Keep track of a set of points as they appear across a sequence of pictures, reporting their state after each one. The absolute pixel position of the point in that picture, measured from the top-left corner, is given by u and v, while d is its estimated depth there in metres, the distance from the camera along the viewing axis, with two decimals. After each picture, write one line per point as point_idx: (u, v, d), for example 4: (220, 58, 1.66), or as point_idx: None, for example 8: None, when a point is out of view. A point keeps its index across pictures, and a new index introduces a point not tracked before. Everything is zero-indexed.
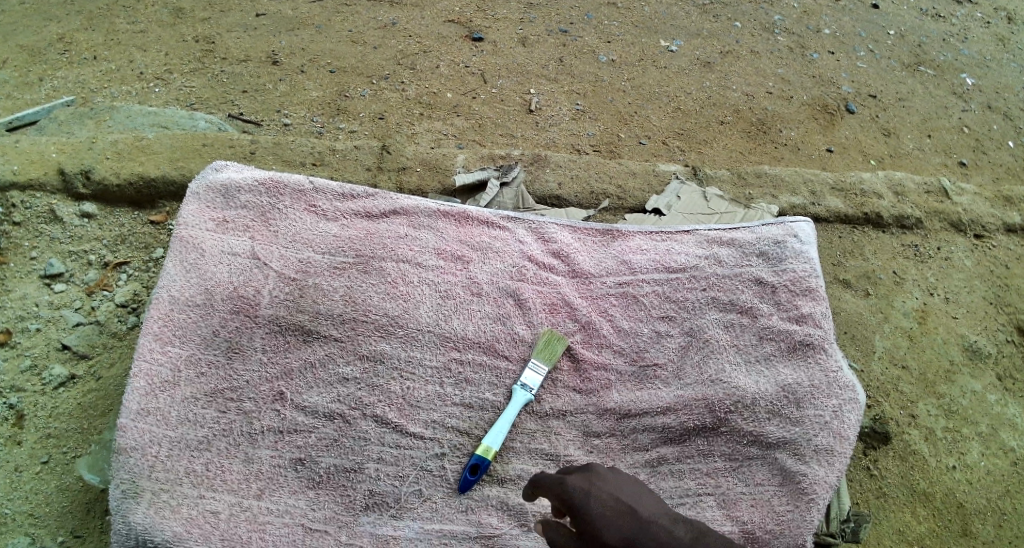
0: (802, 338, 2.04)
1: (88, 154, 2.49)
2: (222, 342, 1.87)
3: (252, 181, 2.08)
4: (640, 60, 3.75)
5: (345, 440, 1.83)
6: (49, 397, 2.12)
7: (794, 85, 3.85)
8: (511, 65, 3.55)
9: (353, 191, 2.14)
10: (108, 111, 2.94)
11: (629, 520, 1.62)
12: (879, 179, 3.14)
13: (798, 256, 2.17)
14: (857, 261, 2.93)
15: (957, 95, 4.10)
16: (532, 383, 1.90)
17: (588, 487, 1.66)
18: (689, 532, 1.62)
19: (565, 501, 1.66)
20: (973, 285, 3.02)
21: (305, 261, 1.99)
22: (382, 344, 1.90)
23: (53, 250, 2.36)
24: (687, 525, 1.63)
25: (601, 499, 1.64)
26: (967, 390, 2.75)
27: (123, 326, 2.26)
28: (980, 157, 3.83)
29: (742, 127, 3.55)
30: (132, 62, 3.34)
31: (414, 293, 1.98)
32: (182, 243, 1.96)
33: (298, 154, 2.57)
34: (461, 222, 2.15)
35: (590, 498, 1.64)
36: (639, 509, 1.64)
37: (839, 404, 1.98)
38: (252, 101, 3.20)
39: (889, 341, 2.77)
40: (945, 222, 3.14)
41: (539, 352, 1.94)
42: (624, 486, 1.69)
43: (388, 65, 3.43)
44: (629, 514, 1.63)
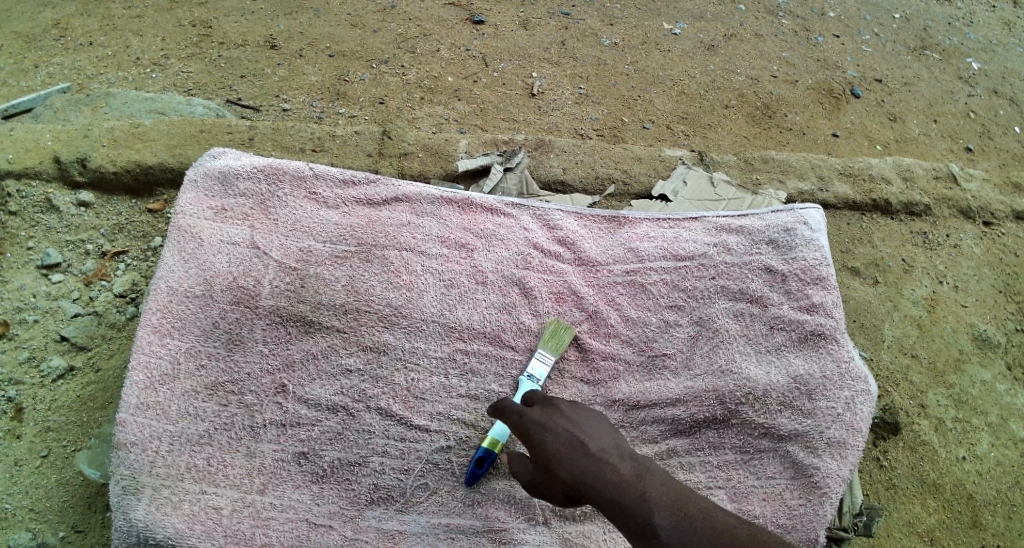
0: (813, 328, 2.01)
1: (84, 141, 2.43)
2: (222, 334, 1.83)
3: (251, 168, 2.03)
4: (644, 43, 3.69)
5: (348, 433, 1.80)
6: (48, 390, 2.09)
7: (800, 69, 3.79)
8: (513, 49, 3.49)
9: (354, 177, 2.09)
10: (104, 97, 2.88)
11: (579, 455, 1.62)
12: (887, 164, 3.09)
13: (809, 243, 2.13)
14: (865, 249, 2.88)
15: (962, 80, 4.05)
16: (538, 372, 1.87)
17: (545, 420, 1.67)
18: (634, 470, 1.61)
19: (522, 432, 1.67)
20: (982, 273, 2.99)
21: (306, 250, 1.94)
22: (385, 335, 1.86)
23: (49, 240, 2.32)
24: (633, 464, 1.61)
25: (557, 432, 1.65)
26: (977, 379, 2.72)
27: (122, 317, 2.23)
28: (987, 143, 3.78)
29: (747, 112, 3.50)
30: (129, 48, 3.28)
31: (418, 282, 1.93)
32: (180, 232, 1.91)
33: (297, 140, 2.52)
34: (464, 209, 2.10)
35: (545, 431, 1.66)
36: (591, 445, 1.63)
37: (851, 396, 1.95)
38: (250, 86, 3.15)
39: (899, 329, 2.73)
40: (954, 209, 3.10)
41: (545, 341, 1.90)
42: (584, 421, 1.69)
43: (388, 49, 3.37)
44: (580, 450, 1.63)
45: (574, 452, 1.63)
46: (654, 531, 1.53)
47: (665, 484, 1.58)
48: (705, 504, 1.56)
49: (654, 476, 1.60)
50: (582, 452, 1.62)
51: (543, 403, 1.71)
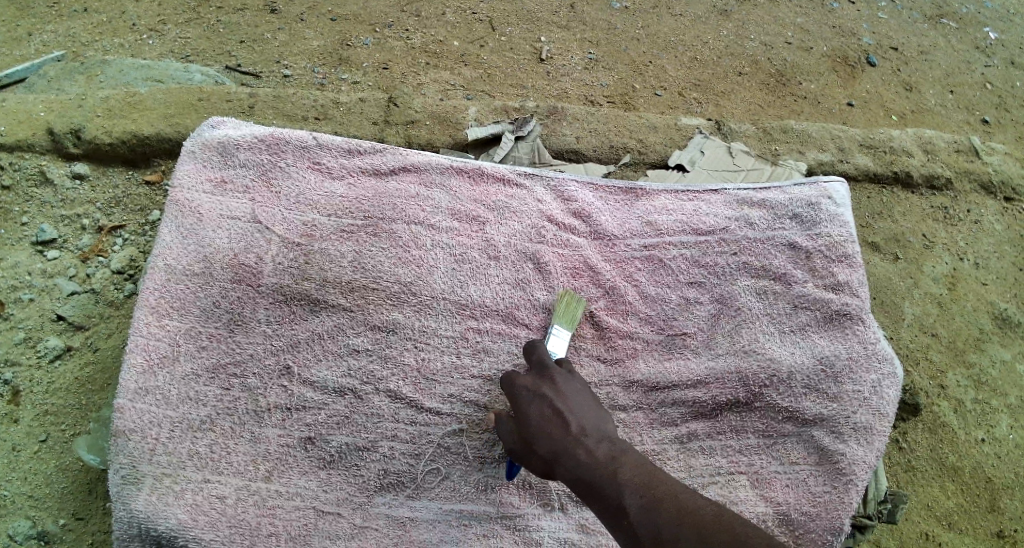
0: (839, 307, 1.93)
1: (78, 111, 2.34)
2: (223, 314, 1.75)
3: (251, 138, 1.94)
4: (656, 7, 3.56)
5: (356, 417, 1.73)
6: (45, 372, 2.02)
7: (815, 36, 3.67)
8: (521, 13, 3.37)
9: (360, 146, 1.99)
10: (99, 65, 2.78)
11: (559, 431, 1.58)
12: (908, 135, 2.98)
13: (834, 218, 2.04)
14: (885, 223, 2.79)
15: (980, 50, 3.93)
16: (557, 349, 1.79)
17: (535, 392, 1.64)
18: (611, 454, 1.55)
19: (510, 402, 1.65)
20: (1003, 250, 2.91)
21: (310, 224, 1.86)
22: (394, 313, 1.79)
23: (44, 215, 2.23)
24: (610, 447, 1.56)
25: (542, 406, 1.62)
26: (997, 359, 2.65)
27: (120, 294, 2.15)
28: (1004, 115, 3.68)
29: (761, 79, 3.40)
30: (125, 13, 3.16)
31: (428, 258, 1.85)
32: (179, 206, 1.83)
33: (300, 108, 2.42)
34: (475, 181, 2.01)
35: (533, 403, 1.63)
36: (575, 428, 1.58)
37: (878, 378, 1.88)
38: (250, 51, 3.04)
39: (919, 307, 2.65)
40: (975, 184, 3.01)
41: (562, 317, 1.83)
42: (576, 397, 1.63)
43: (392, 12, 3.25)
44: (563, 433, 1.58)
45: (553, 428, 1.59)
46: (621, 515, 1.46)
47: (639, 466, 1.52)
48: (679, 488, 1.47)
49: (629, 458, 1.53)
50: (562, 429, 1.58)
51: (539, 372, 1.68)
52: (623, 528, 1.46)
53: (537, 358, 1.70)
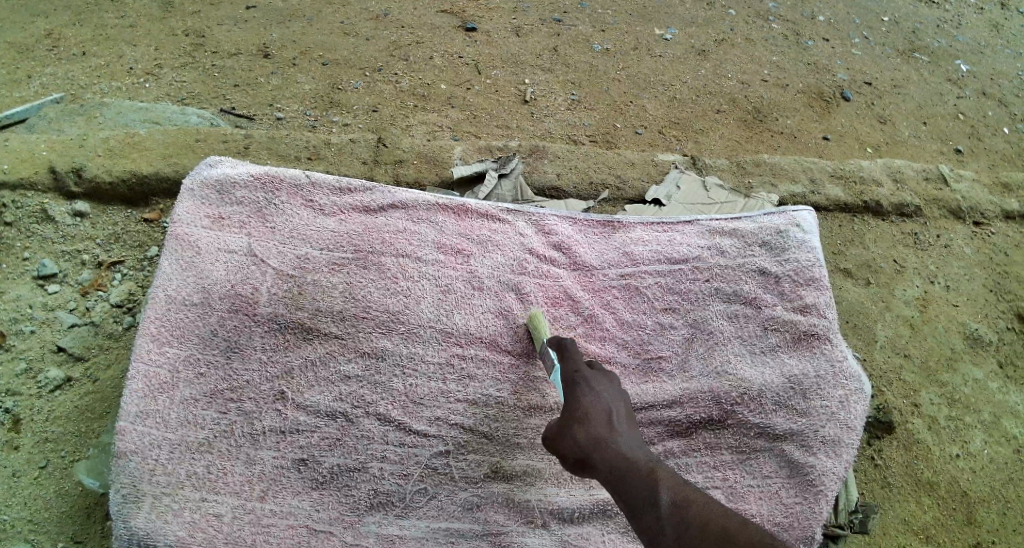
0: (807, 328, 2.03)
1: (80, 151, 2.45)
2: (220, 342, 1.83)
3: (247, 177, 2.04)
4: (636, 49, 3.72)
5: (348, 439, 1.81)
6: (46, 401, 2.09)
7: (790, 73, 3.83)
8: (506, 56, 3.51)
9: (351, 184, 2.10)
10: (97, 108, 2.90)
11: (605, 425, 1.66)
12: (878, 166, 3.12)
13: (801, 245, 2.15)
14: (857, 250, 2.91)
15: (952, 82, 4.09)
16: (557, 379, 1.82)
17: (592, 387, 1.72)
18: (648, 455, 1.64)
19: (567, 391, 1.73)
20: (973, 272, 3.02)
21: (303, 257, 1.95)
22: (383, 340, 1.88)
23: (45, 250, 2.32)
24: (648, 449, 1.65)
25: (594, 401, 1.70)
26: (969, 378, 2.74)
27: (119, 327, 2.23)
28: (977, 144, 3.82)
29: (738, 116, 3.53)
30: (123, 58, 3.31)
31: (415, 288, 1.95)
32: (177, 240, 1.92)
33: (292, 148, 2.52)
34: (460, 215, 2.11)
35: (587, 396, 1.71)
36: (619, 427, 1.66)
37: (846, 394, 1.97)
38: (244, 95, 3.16)
39: (892, 330, 2.75)
40: (944, 210, 3.13)
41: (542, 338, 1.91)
42: (624, 401, 1.72)
43: (382, 57, 3.39)
44: (608, 429, 1.66)
45: (597, 423, 1.66)
46: (648, 509, 1.56)
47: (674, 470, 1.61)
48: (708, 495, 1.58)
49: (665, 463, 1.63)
50: (608, 424, 1.66)
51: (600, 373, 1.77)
52: (644, 524, 1.56)
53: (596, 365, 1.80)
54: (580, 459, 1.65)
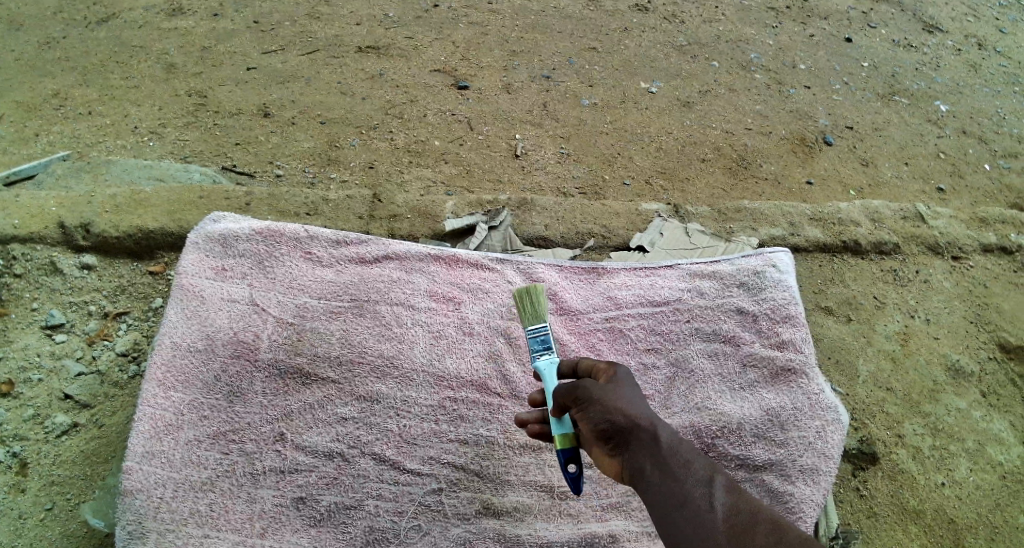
0: (784, 363, 2.13)
1: (88, 207, 2.57)
2: (223, 387, 1.96)
3: (249, 232, 2.20)
4: (622, 102, 3.87)
5: (344, 477, 1.89)
6: (52, 445, 2.16)
7: (774, 121, 3.97)
8: (496, 112, 3.65)
9: (347, 238, 2.25)
10: (104, 165, 3.04)
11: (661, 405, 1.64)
12: (856, 208, 3.25)
13: (778, 284, 2.26)
14: (838, 288, 3.01)
15: (932, 123, 4.24)
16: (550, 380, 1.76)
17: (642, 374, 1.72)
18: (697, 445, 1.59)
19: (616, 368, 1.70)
20: (953, 306, 3.11)
21: (301, 307, 2.10)
22: (377, 384, 2.00)
23: (53, 301, 2.43)
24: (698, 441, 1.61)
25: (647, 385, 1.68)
26: (952, 408, 2.81)
27: (124, 375, 2.32)
28: (958, 182, 3.93)
29: (723, 163, 3.65)
30: (127, 117, 3.46)
31: (408, 334, 2.08)
32: (184, 291, 2.07)
33: (292, 205, 2.64)
34: (451, 265, 2.24)
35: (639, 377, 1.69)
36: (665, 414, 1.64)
37: (822, 425, 2.06)
38: (246, 153, 3.29)
39: (873, 364, 2.83)
40: (923, 246, 3.24)
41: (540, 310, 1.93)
42: None
43: (377, 115, 3.53)
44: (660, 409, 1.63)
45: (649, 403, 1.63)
46: (700, 487, 1.50)
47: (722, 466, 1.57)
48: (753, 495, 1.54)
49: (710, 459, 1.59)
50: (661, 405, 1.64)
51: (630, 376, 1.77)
52: (690, 502, 1.49)
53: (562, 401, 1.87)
54: (628, 426, 1.57)
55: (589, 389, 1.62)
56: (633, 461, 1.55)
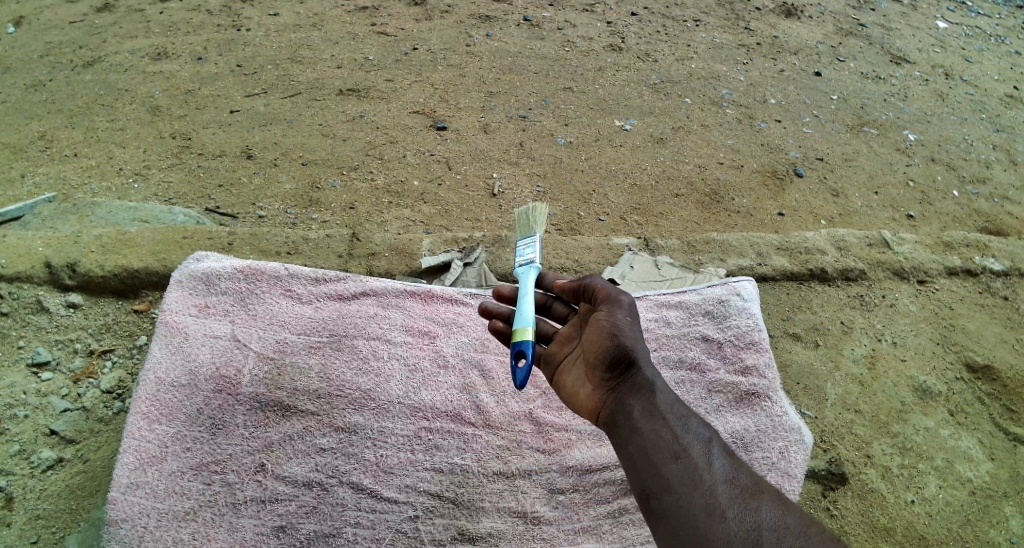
0: (747, 388, 2.24)
1: (74, 247, 2.65)
2: (206, 419, 2.04)
3: (231, 270, 2.32)
4: (597, 140, 3.99)
5: (323, 506, 1.95)
6: (38, 480, 2.20)
7: (745, 155, 4.09)
8: (474, 152, 3.76)
9: (326, 275, 2.37)
10: (90, 208, 3.11)
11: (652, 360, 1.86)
12: (822, 236, 3.37)
13: (741, 312, 2.39)
14: (806, 315, 3.11)
15: (900, 151, 4.38)
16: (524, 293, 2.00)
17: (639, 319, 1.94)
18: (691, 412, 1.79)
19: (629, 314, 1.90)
20: (919, 328, 3.18)
21: (281, 342, 2.20)
22: (355, 416, 2.08)
23: (40, 339, 2.49)
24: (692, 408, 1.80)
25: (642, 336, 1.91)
26: (921, 427, 2.85)
27: (109, 411, 2.38)
28: (927, 208, 4.03)
29: (696, 198, 3.76)
30: (113, 158, 3.54)
31: (384, 367, 2.18)
32: (167, 327, 2.16)
33: (273, 244, 2.73)
34: (426, 300, 2.38)
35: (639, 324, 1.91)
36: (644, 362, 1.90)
37: (785, 445, 2.15)
38: (228, 195, 3.37)
39: (841, 388, 2.90)
40: (888, 272, 3.34)
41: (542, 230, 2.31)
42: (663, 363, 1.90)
43: (358, 156, 3.63)
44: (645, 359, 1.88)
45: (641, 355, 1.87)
46: (697, 444, 1.71)
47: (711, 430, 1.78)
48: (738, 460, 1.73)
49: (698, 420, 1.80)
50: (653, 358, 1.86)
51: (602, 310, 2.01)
52: (684, 457, 1.69)
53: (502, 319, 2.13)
54: (631, 372, 1.81)
55: (616, 328, 1.86)
56: (619, 401, 1.79)
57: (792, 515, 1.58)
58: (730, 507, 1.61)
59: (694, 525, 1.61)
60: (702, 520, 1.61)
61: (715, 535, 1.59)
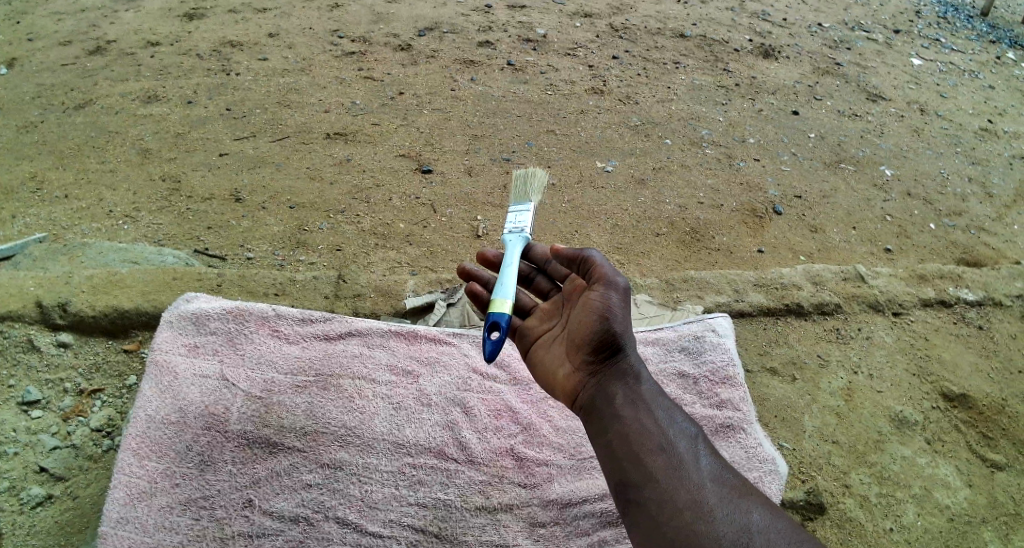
0: (723, 421, 2.40)
1: (65, 288, 2.71)
2: (195, 456, 2.09)
3: (220, 311, 2.39)
4: (579, 182, 4.10)
5: (309, 541, 2.00)
6: (27, 517, 2.24)
7: (725, 194, 4.19)
8: (460, 195, 3.85)
9: (312, 316, 2.45)
10: (80, 248, 3.18)
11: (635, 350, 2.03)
12: (798, 272, 3.47)
13: (715, 348, 2.58)
14: (783, 349, 3.19)
15: (877, 187, 4.50)
16: (509, 261, 2.14)
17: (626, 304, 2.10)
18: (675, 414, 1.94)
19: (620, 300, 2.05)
20: (895, 360, 3.25)
21: (269, 381, 2.26)
22: (341, 452, 2.14)
23: (30, 378, 2.53)
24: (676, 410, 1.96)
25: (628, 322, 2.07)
26: (898, 456, 2.91)
27: (98, 449, 2.42)
28: (904, 242, 4.14)
29: (677, 237, 3.86)
30: (103, 200, 3.61)
31: (369, 405, 2.25)
32: (158, 367, 2.23)
33: (262, 285, 2.80)
34: (410, 340, 2.46)
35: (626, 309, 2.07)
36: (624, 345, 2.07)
37: (760, 475, 2.29)
38: (216, 237, 3.44)
39: (818, 420, 2.96)
40: (864, 305, 3.42)
41: (539, 198, 2.41)
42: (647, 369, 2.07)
43: (345, 200, 3.71)
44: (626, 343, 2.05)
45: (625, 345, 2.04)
46: (684, 443, 1.86)
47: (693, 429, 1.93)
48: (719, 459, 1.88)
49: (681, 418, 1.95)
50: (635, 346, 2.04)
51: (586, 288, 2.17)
52: (669, 450, 1.84)
53: (479, 282, 2.25)
54: (616, 358, 1.99)
55: (606, 313, 2.01)
56: (602, 388, 1.95)
57: (782, 520, 1.71)
58: (719, 506, 1.74)
59: (682, 522, 1.73)
60: (690, 515, 1.74)
61: (705, 534, 1.70)
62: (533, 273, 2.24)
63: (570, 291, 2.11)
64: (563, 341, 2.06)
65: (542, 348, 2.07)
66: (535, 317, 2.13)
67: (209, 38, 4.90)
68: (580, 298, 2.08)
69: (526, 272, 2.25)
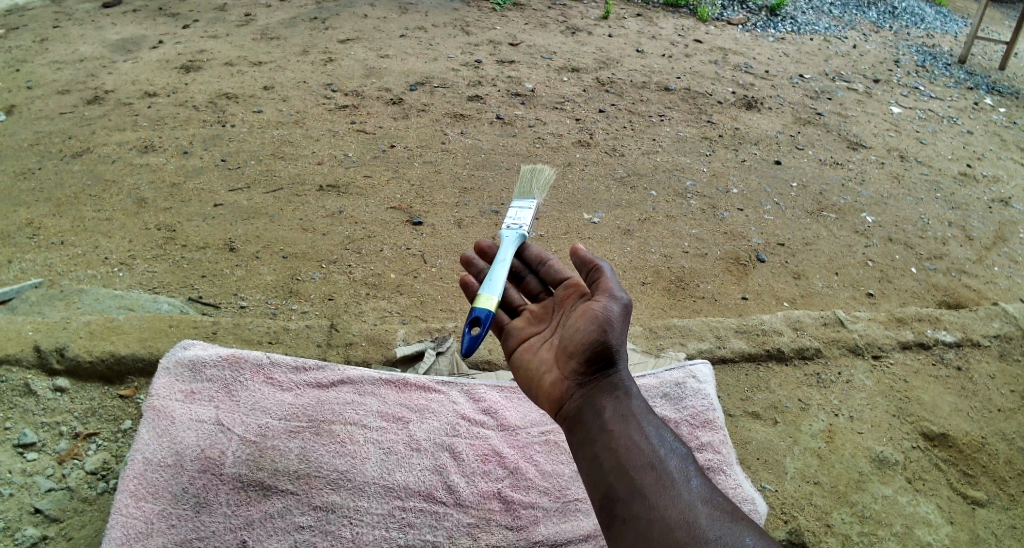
0: (703, 463, 2.50)
1: (63, 333, 2.78)
2: (191, 498, 2.16)
3: (216, 358, 2.47)
4: (567, 233, 4.22)
5: None
6: None
7: (708, 243, 4.31)
8: (450, 246, 3.95)
9: (306, 363, 2.53)
10: (77, 295, 3.26)
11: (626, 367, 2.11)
12: (778, 318, 3.57)
13: (696, 393, 2.69)
14: (764, 394, 3.27)
15: (857, 234, 4.63)
16: (502, 260, 2.28)
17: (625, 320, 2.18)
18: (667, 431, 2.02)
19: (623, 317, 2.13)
20: (875, 401, 3.33)
21: (263, 426, 2.33)
22: (332, 495, 2.20)
23: (26, 421, 2.58)
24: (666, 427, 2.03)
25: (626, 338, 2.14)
26: (879, 495, 2.97)
27: (93, 491, 2.46)
28: (885, 286, 4.25)
29: (662, 285, 3.97)
30: (99, 248, 3.69)
31: (361, 450, 2.32)
32: (156, 412, 2.30)
33: (256, 333, 2.87)
34: (400, 388, 2.53)
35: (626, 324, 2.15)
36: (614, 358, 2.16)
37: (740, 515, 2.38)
38: (210, 285, 3.52)
39: (800, 462, 3.03)
40: (844, 348, 3.51)
41: (541, 195, 2.58)
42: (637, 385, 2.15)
43: (337, 250, 3.81)
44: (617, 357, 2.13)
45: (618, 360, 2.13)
46: (675, 460, 1.94)
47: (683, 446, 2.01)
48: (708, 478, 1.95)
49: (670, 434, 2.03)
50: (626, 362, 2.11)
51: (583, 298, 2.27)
52: (660, 467, 1.92)
53: (475, 272, 2.39)
54: (606, 372, 2.07)
55: (606, 325, 2.09)
56: (591, 400, 2.03)
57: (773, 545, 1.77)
58: (710, 528, 1.81)
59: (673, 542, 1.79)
60: (680, 534, 1.80)
61: None
62: (526, 272, 2.40)
63: (568, 298, 2.20)
64: (552, 347, 2.15)
65: (532, 351, 2.16)
66: (527, 320, 2.23)
67: (205, 90, 5.04)
68: (580, 306, 2.16)
69: (519, 270, 2.41)
